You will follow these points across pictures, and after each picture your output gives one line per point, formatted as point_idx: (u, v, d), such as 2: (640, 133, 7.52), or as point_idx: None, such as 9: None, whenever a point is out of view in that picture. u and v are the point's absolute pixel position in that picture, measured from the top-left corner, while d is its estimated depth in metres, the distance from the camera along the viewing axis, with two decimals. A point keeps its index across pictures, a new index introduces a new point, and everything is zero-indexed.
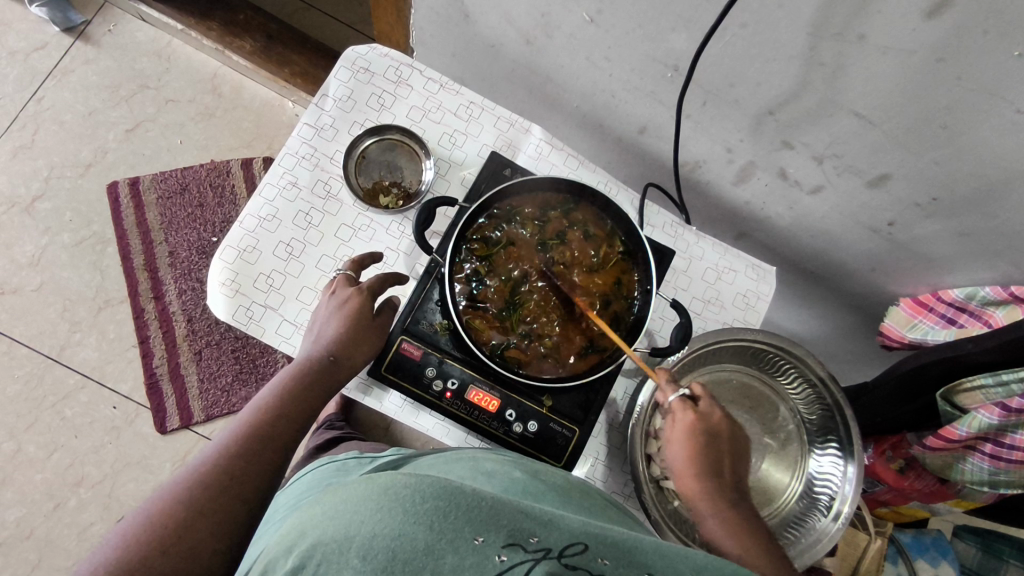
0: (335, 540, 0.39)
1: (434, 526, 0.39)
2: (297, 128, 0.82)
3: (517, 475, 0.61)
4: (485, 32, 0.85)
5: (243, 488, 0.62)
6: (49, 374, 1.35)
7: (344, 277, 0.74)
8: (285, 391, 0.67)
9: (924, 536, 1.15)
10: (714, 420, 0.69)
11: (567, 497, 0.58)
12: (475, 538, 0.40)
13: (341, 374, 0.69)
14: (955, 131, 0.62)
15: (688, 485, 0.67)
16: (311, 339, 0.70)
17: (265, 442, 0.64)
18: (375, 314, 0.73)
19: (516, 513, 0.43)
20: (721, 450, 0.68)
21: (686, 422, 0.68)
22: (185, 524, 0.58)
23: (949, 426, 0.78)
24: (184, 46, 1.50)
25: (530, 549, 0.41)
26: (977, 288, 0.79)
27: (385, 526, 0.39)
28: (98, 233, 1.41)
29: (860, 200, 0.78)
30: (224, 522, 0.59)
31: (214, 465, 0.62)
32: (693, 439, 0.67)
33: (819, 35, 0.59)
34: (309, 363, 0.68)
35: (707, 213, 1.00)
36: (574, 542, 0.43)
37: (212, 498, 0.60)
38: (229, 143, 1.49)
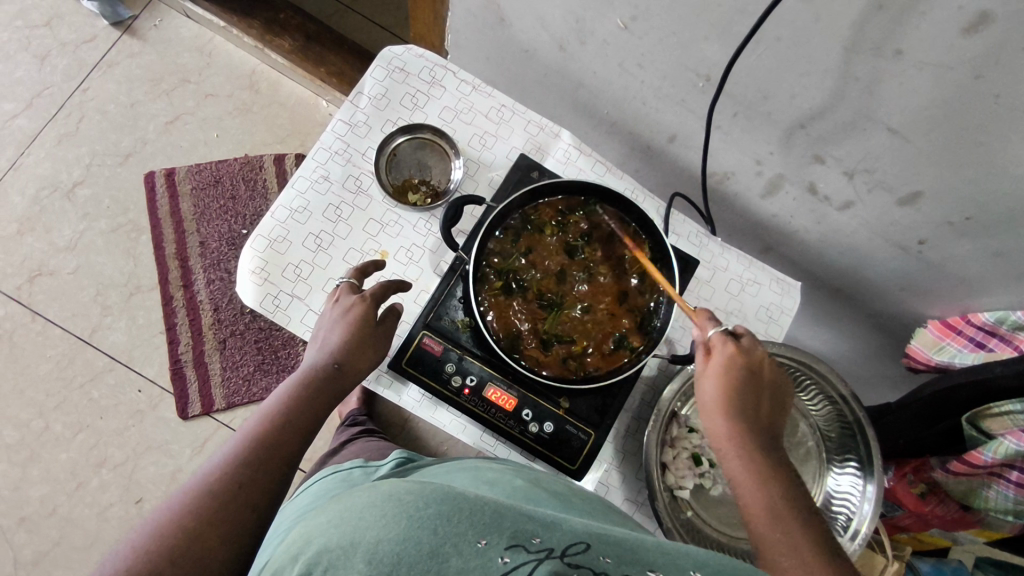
0: (340, 547, 0.40)
1: (438, 530, 0.40)
2: (332, 124, 0.84)
3: (517, 483, 0.61)
4: (520, 36, 0.87)
5: (250, 496, 0.63)
6: (80, 355, 1.39)
7: (347, 285, 0.75)
8: (293, 400, 0.68)
9: (944, 565, 1.08)
10: (757, 356, 0.64)
11: (567, 503, 0.59)
12: (479, 541, 0.40)
13: (345, 381, 0.70)
14: (992, 149, 0.61)
15: (714, 418, 0.63)
16: (318, 347, 0.71)
17: (270, 452, 0.65)
18: (377, 322, 0.73)
19: (518, 517, 0.44)
20: (759, 390, 0.64)
21: (726, 355, 0.64)
22: (196, 533, 0.59)
23: (973, 451, 0.77)
24: (225, 43, 1.55)
25: (533, 549, 0.42)
26: (1008, 311, 0.78)
27: (388, 532, 0.40)
28: (134, 220, 1.46)
29: (891, 218, 0.78)
30: (234, 529, 0.61)
31: (223, 474, 0.63)
32: (732, 372, 0.63)
33: (854, 48, 0.59)
34: (312, 373, 0.69)
35: (734, 226, 0.99)
36: (576, 543, 0.44)
37: (220, 507, 0.61)
38: (264, 138, 1.52)
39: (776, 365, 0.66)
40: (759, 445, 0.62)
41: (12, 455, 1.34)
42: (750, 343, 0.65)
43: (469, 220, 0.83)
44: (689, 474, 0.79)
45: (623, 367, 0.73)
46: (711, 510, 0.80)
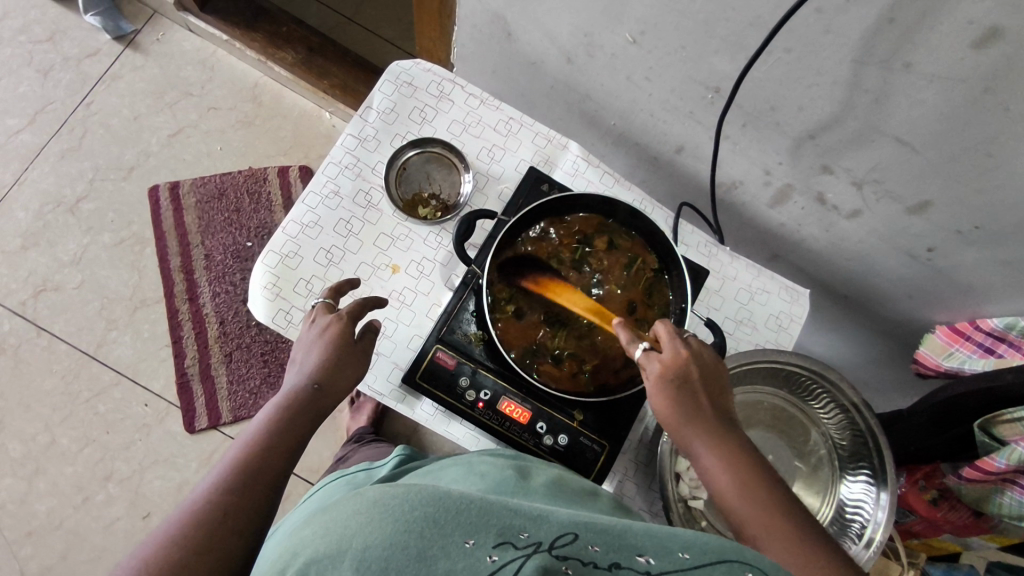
0: (327, 556, 0.41)
1: (424, 532, 0.42)
2: (342, 138, 0.84)
3: (507, 472, 0.63)
4: (527, 50, 0.87)
5: (237, 525, 0.57)
6: (85, 370, 1.38)
7: (324, 305, 0.72)
8: (275, 422, 0.63)
9: (957, 571, 1.07)
10: (684, 361, 0.62)
11: (555, 492, 0.60)
12: (467, 541, 0.42)
13: (328, 401, 0.67)
14: (1001, 160, 0.61)
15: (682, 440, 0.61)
16: (296, 370, 0.68)
17: (252, 477, 0.60)
18: (356, 338, 0.70)
19: (504, 514, 0.45)
20: (703, 394, 0.61)
21: (653, 376, 0.62)
22: (184, 570, 0.53)
23: (985, 458, 0.77)
24: (227, 56, 1.55)
25: (522, 545, 0.43)
26: (1017, 318, 0.79)
27: (374, 538, 0.41)
28: (138, 234, 1.45)
29: (900, 226, 0.78)
30: (222, 561, 0.55)
31: (207, 503, 0.57)
32: (667, 391, 0.61)
33: (864, 61, 0.59)
34: (294, 394, 0.65)
35: (741, 234, 1.00)
36: (564, 533, 0.45)
37: (206, 540, 0.55)
38: (267, 150, 1.52)
39: (711, 359, 0.63)
40: (727, 452, 0.59)
41: (18, 470, 1.34)
42: (672, 346, 0.63)
43: (480, 233, 0.83)
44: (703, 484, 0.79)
45: (633, 376, 0.74)
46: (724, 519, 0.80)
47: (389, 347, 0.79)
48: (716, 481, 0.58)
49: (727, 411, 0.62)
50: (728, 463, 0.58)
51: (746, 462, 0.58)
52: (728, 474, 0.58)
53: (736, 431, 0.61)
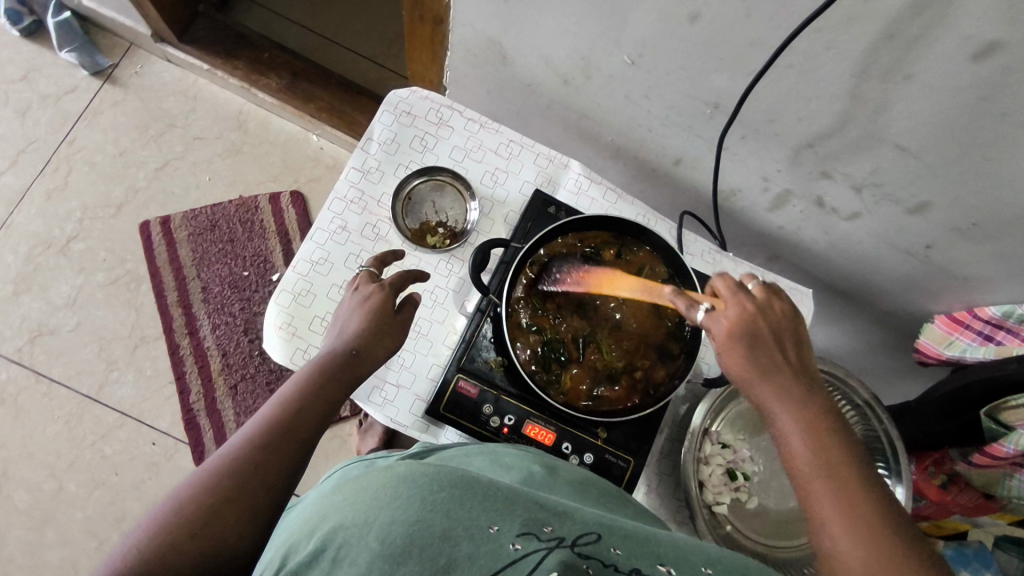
0: (354, 525, 0.42)
1: (449, 514, 0.44)
2: (345, 172, 0.85)
3: (535, 470, 0.63)
4: (523, 72, 0.88)
5: (266, 477, 0.57)
6: (88, 413, 1.37)
7: (367, 274, 0.74)
8: (310, 383, 0.62)
9: (965, 547, 1.07)
10: (752, 314, 0.60)
11: (580, 493, 0.60)
12: (491, 527, 0.44)
13: (363, 367, 0.66)
14: (999, 162, 0.64)
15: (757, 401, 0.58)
16: (334, 334, 0.68)
17: (287, 431, 0.59)
18: (396, 310, 0.71)
19: (530, 507, 0.47)
20: (775, 350, 0.59)
21: (721, 334, 0.60)
22: (209, 514, 0.53)
23: (995, 444, 0.80)
24: (209, 85, 1.54)
25: (546, 538, 0.44)
26: (1014, 306, 0.81)
27: (402, 514, 0.43)
28: (132, 271, 1.44)
29: (898, 225, 0.81)
30: (248, 511, 0.55)
31: (240, 452, 0.57)
32: (739, 347, 0.59)
33: (864, 75, 0.61)
34: (330, 356, 0.65)
35: (741, 238, 1.02)
36: (588, 533, 0.46)
37: (235, 487, 0.55)
38: (257, 178, 1.51)
39: (780, 310, 0.61)
40: (799, 411, 0.57)
41: (26, 520, 1.31)
42: (736, 300, 0.60)
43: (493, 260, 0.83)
44: (726, 489, 0.81)
45: (673, 381, 0.75)
46: (748, 520, 0.82)
47: (408, 378, 0.81)
48: (787, 442, 0.56)
49: (798, 368, 0.59)
50: (802, 424, 0.56)
51: (818, 424, 0.56)
52: (801, 435, 0.55)
53: (809, 389, 0.58)
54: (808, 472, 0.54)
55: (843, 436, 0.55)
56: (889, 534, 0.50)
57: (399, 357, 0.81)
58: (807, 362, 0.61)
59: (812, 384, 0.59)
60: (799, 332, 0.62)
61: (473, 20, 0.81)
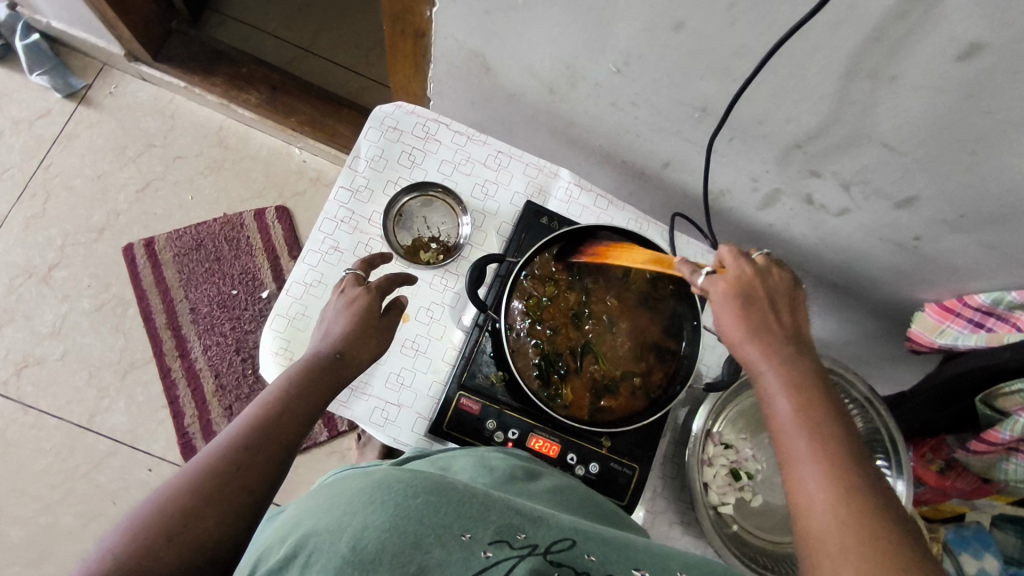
0: (327, 531, 0.43)
1: (422, 521, 0.44)
2: (334, 192, 0.84)
3: (515, 472, 0.64)
4: (508, 82, 0.87)
5: (248, 478, 0.55)
6: (80, 442, 1.34)
7: (352, 276, 0.73)
8: (295, 385, 0.62)
9: (964, 529, 1.09)
10: (750, 276, 0.62)
11: (558, 497, 0.61)
12: (463, 535, 0.44)
13: (347, 371, 0.66)
14: (985, 157, 0.64)
15: (746, 358, 0.59)
16: (319, 337, 0.68)
17: (270, 432, 0.58)
18: (382, 314, 0.72)
19: (505, 514, 0.47)
20: (770, 313, 0.60)
21: (719, 293, 0.62)
22: (188, 516, 0.51)
23: (990, 430, 0.81)
24: (187, 102, 1.51)
25: (519, 544, 0.45)
26: (1004, 292, 0.82)
27: (374, 520, 0.43)
28: (118, 295, 1.42)
29: (887, 220, 0.82)
30: (230, 513, 0.53)
31: (223, 451, 0.55)
32: (734, 306, 0.60)
33: (850, 77, 0.61)
34: (315, 358, 0.65)
35: (731, 236, 1.03)
36: (562, 540, 0.47)
37: (216, 488, 0.53)
38: (240, 194, 1.49)
39: (778, 278, 0.63)
40: (788, 370, 0.57)
41: (22, 556, 1.29)
42: (736, 264, 0.62)
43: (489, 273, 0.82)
44: (731, 489, 0.81)
45: (676, 387, 0.74)
46: (753, 518, 0.83)
47: (409, 397, 0.80)
48: (772, 399, 0.57)
49: (791, 333, 0.60)
50: (787, 381, 0.57)
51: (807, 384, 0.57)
52: (786, 392, 0.56)
53: (801, 353, 0.59)
54: (791, 429, 0.55)
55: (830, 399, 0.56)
56: (867, 491, 0.50)
57: (398, 376, 0.81)
58: (802, 329, 0.62)
59: (804, 350, 0.60)
60: (797, 302, 0.63)
61: (456, 33, 0.81)
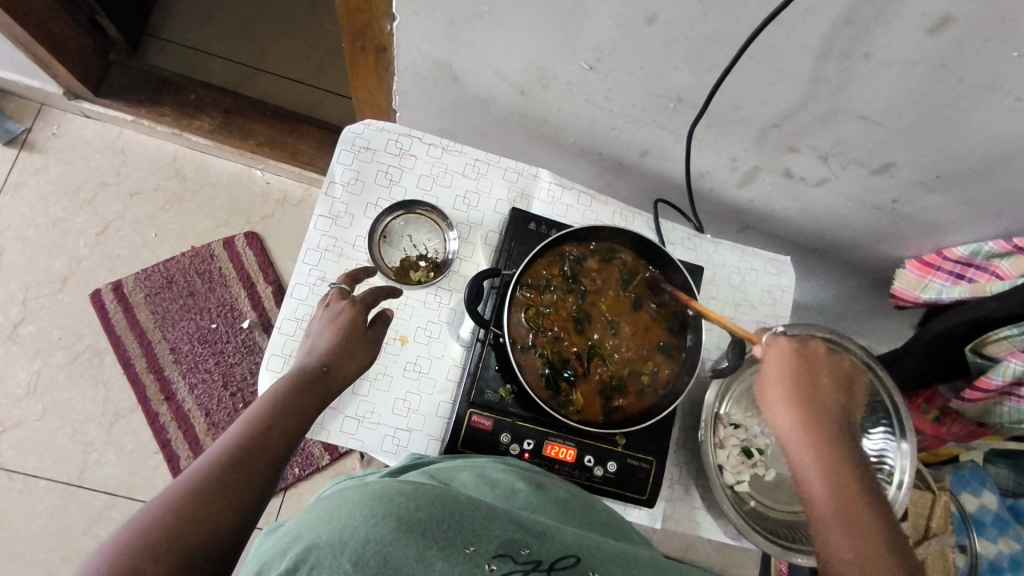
0: (329, 545, 0.42)
1: (426, 535, 0.45)
2: (313, 221, 0.81)
3: (519, 486, 0.63)
4: (476, 88, 0.86)
5: (238, 496, 0.51)
6: (74, 501, 1.29)
7: (337, 290, 0.72)
8: (282, 398, 0.59)
9: (962, 469, 1.13)
10: (812, 355, 0.63)
11: (563, 509, 0.62)
12: (467, 547, 0.46)
13: (334, 384, 0.63)
14: (959, 120, 0.65)
15: (793, 441, 0.61)
16: (303, 352, 0.65)
17: (258, 446, 0.55)
18: (367, 327, 0.69)
19: (508, 527, 0.49)
20: (824, 396, 0.62)
21: (779, 371, 0.62)
22: (174, 537, 0.46)
23: (983, 377, 0.83)
24: (137, 135, 1.45)
25: (522, 560, 0.47)
26: (980, 244, 0.85)
27: (379, 533, 0.43)
28: (92, 345, 1.36)
29: (866, 186, 0.83)
30: (219, 534, 0.49)
31: (209, 468, 0.51)
32: (792, 387, 0.62)
33: (824, 57, 0.61)
34: (301, 371, 0.62)
35: (713, 215, 1.03)
36: (566, 555, 0.50)
37: (204, 506, 0.49)
38: (206, 225, 1.45)
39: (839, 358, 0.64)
40: (835, 452, 0.60)
41: None
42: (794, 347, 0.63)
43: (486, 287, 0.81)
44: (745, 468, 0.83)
45: (683, 381, 0.74)
46: (770, 493, 0.85)
47: (418, 421, 0.80)
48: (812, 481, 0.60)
49: (843, 416, 0.62)
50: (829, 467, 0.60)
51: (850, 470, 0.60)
52: (828, 482, 0.59)
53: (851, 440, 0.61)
54: (828, 515, 0.58)
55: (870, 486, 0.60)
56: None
57: (405, 401, 0.80)
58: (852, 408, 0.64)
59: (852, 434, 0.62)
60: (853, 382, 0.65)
61: (419, 44, 0.78)
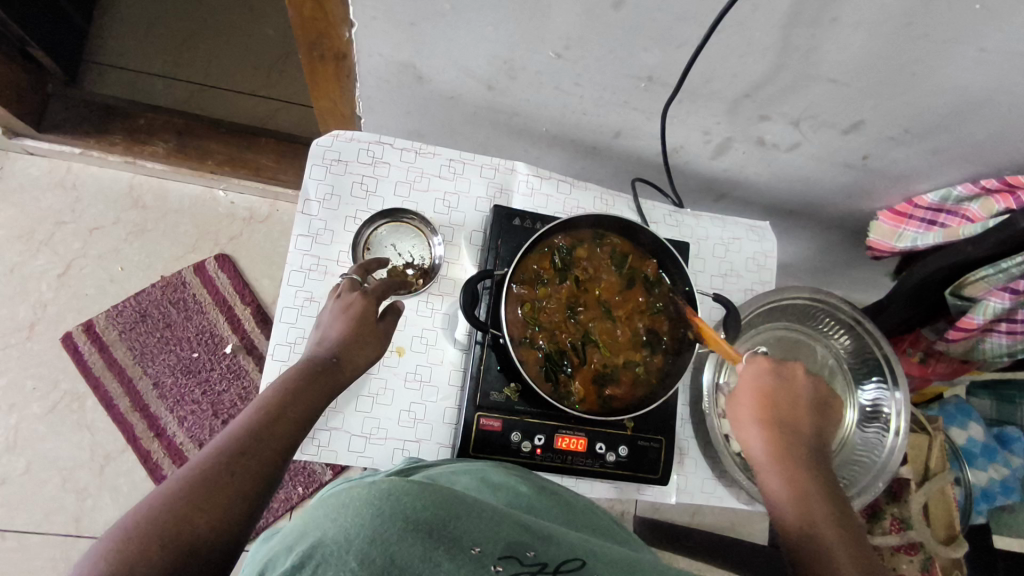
0: (334, 541, 0.37)
1: (432, 533, 0.40)
2: (293, 241, 0.79)
3: (522, 489, 0.61)
4: (443, 87, 0.84)
5: (246, 484, 0.51)
6: (74, 551, 1.26)
7: (347, 281, 0.71)
8: (289, 388, 0.59)
9: (947, 405, 1.18)
10: (783, 379, 0.71)
11: (567, 514, 0.60)
12: (473, 548, 0.41)
13: (343, 376, 0.64)
14: (926, 74, 0.67)
15: (758, 459, 0.69)
16: (314, 344, 0.66)
17: (263, 436, 0.55)
18: (378, 319, 0.69)
19: (512, 528, 0.45)
20: (788, 416, 0.70)
21: (748, 395, 0.71)
22: (178, 521, 0.46)
23: (965, 318, 0.87)
24: (87, 168, 1.39)
25: (528, 563, 0.42)
26: (950, 189, 0.87)
27: (385, 531, 0.38)
28: (70, 390, 1.32)
29: (837, 145, 0.84)
30: (227, 519, 0.49)
31: (215, 456, 0.51)
32: (757, 408, 0.70)
33: (793, 25, 0.62)
34: (310, 363, 0.63)
35: (689, 187, 1.04)
36: (571, 560, 0.45)
37: (209, 492, 0.49)
38: (174, 253, 1.40)
39: (804, 376, 0.72)
40: (795, 463, 0.68)
41: None
42: (762, 372, 0.71)
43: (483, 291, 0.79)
44: None
45: (682, 357, 0.74)
46: None
47: (426, 430, 0.79)
48: (774, 493, 0.68)
49: (806, 432, 0.70)
50: (788, 479, 0.67)
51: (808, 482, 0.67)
52: (787, 492, 0.67)
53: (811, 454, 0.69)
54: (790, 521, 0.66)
55: (826, 491, 0.67)
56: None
57: (410, 412, 0.79)
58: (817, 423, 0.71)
59: (813, 448, 0.70)
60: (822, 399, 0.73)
61: (381, 48, 0.76)
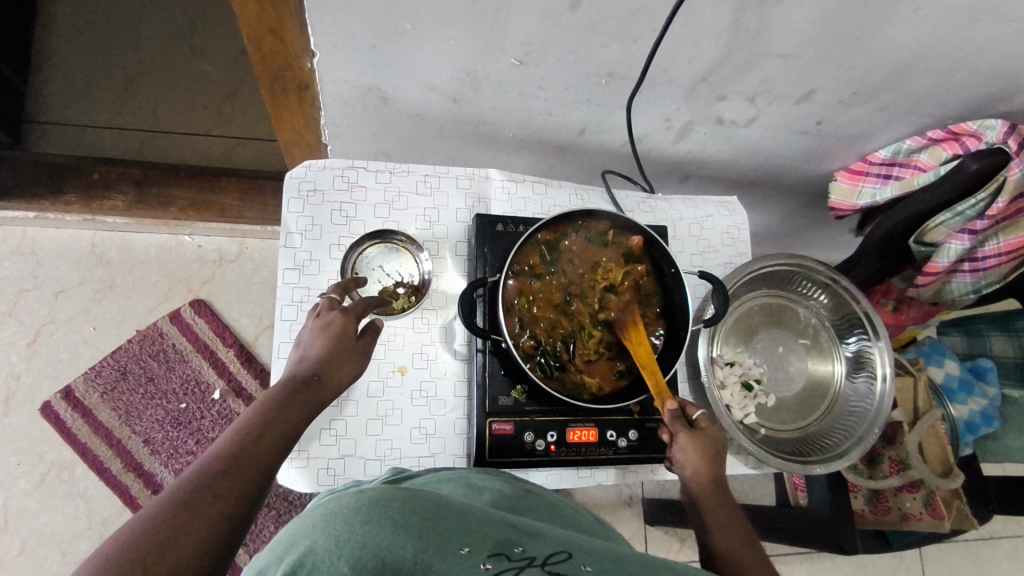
0: (326, 550, 0.37)
1: (422, 536, 0.40)
2: (281, 276, 0.79)
3: (508, 493, 0.62)
4: (407, 104, 0.85)
5: (228, 503, 0.47)
6: None
7: (327, 300, 0.70)
8: (270, 405, 0.57)
9: (922, 346, 1.23)
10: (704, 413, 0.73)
11: (555, 518, 0.62)
12: (462, 549, 0.41)
13: (326, 394, 0.62)
14: (868, 38, 0.71)
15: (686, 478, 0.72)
16: (295, 362, 0.64)
17: (242, 460, 0.50)
18: (358, 336, 0.68)
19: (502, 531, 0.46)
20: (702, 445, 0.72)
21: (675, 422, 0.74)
22: (160, 544, 0.42)
23: (931, 263, 0.93)
24: (43, 231, 1.35)
25: (517, 558, 0.43)
26: (899, 143, 0.91)
27: (374, 538, 0.38)
28: (57, 460, 1.27)
29: (791, 116, 0.88)
30: (209, 539, 0.44)
31: (195, 476, 0.47)
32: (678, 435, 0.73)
33: (742, 8, 0.65)
34: (291, 382, 0.61)
35: (655, 172, 1.07)
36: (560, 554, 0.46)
37: (188, 512, 0.45)
38: (147, 305, 1.37)
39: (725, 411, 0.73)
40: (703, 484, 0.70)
41: None
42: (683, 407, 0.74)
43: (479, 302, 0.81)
44: (748, 401, 0.87)
45: (678, 334, 0.77)
46: (777, 416, 0.90)
47: (439, 444, 0.80)
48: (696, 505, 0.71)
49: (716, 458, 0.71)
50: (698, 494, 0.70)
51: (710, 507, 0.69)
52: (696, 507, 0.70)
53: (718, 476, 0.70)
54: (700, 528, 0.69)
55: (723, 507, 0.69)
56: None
57: (420, 428, 0.80)
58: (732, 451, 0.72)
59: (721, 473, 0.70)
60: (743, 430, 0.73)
61: (343, 74, 0.77)
